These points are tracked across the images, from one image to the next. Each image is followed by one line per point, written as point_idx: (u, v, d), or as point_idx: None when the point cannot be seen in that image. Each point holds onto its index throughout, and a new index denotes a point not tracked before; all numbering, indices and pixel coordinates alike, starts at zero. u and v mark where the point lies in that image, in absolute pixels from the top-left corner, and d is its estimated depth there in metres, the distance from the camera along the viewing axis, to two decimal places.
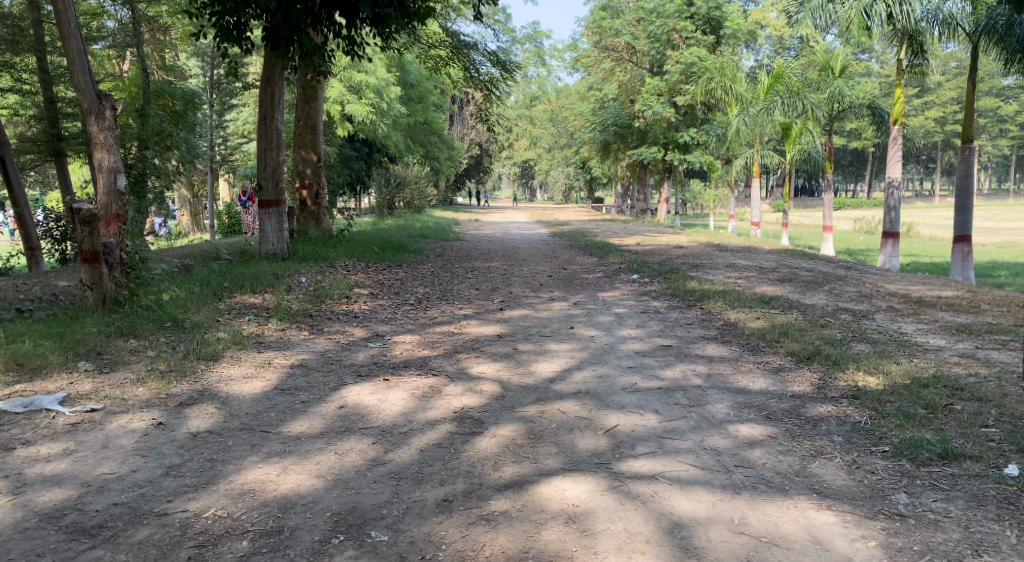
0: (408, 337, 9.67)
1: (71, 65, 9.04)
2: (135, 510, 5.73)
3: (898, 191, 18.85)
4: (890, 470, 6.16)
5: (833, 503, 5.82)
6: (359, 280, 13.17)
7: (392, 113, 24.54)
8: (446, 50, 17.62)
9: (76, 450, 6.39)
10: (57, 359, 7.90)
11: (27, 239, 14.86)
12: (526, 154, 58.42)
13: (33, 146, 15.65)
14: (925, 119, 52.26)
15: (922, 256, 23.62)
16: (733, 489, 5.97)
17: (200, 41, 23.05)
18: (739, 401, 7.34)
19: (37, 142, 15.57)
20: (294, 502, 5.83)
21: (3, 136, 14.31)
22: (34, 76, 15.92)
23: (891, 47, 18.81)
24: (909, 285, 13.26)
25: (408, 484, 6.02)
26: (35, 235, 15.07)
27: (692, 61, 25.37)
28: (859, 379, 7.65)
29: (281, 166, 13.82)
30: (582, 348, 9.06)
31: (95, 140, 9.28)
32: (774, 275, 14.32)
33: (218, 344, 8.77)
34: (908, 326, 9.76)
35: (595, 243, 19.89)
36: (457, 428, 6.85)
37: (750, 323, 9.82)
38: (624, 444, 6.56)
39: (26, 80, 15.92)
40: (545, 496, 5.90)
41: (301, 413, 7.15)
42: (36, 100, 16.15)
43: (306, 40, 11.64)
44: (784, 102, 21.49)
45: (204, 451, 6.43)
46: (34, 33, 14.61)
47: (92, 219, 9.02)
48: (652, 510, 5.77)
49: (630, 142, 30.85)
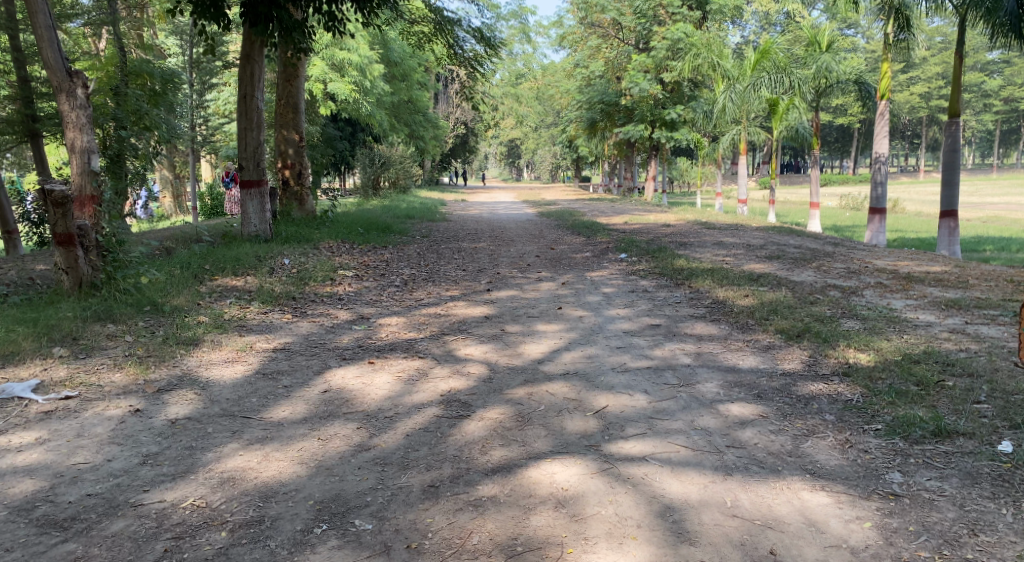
0: (394, 319, 9.51)
1: (39, 39, 8.76)
2: (109, 501, 5.56)
3: (885, 165, 18.66)
4: (883, 449, 6.06)
5: (827, 484, 5.72)
6: (343, 262, 12.97)
7: (375, 90, 24.22)
8: (429, 26, 17.38)
9: (49, 439, 6.21)
10: (29, 345, 7.70)
11: (3, 222, 14.71)
12: (512, 133, 58.18)
13: (8, 127, 15.29)
14: (911, 94, 52.15)
15: (909, 232, 23.61)
16: (725, 470, 5.86)
17: (178, 17, 22.70)
18: (729, 380, 7.22)
19: (12, 123, 15.22)
20: (275, 490, 5.68)
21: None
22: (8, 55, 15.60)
23: (878, 22, 18.63)
24: (897, 260, 13.19)
25: (393, 471, 5.88)
26: (10, 218, 14.93)
27: (678, 37, 25.71)
28: (851, 355, 7.54)
29: (261, 146, 13.55)
30: (571, 328, 8.92)
31: (67, 119, 9.05)
32: (762, 252, 14.23)
33: (198, 328, 8.59)
34: (897, 301, 9.67)
35: (582, 222, 19.78)
36: (443, 411, 6.71)
37: (739, 301, 9.72)
38: (614, 426, 6.43)
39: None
40: (534, 480, 5.78)
41: (284, 398, 7.00)
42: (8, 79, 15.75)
43: (286, 16, 11.44)
44: (770, 78, 21.33)
45: (183, 438, 6.27)
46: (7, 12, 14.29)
47: (65, 201, 8.83)
48: (642, 492, 5.65)
49: (616, 120, 30.78)
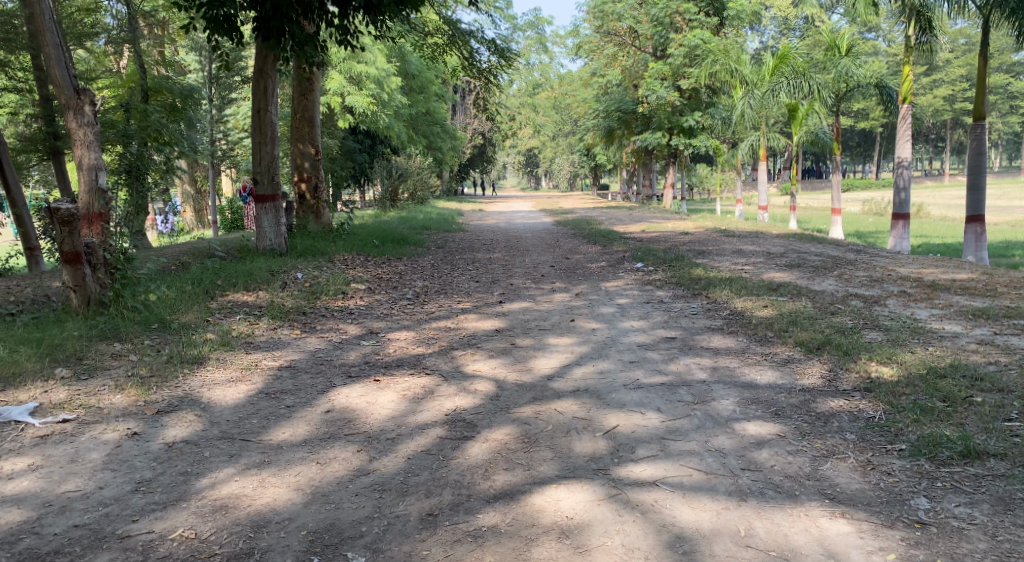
0: (404, 334, 9.30)
1: (47, 57, 8.65)
2: (96, 533, 5.39)
3: (907, 170, 18.25)
4: (907, 471, 5.76)
5: (847, 510, 5.43)
6: (356, 274, 12.80)
7: (393, 103, 24.13)
8: (444, 38, 17.23)
9: (42, 466, 6.06)
10: (32, 366, 7.57)
11: (26, 238, 14.68)
12: (530, 142, 58.04)
13: (32, 145, 15.42)
14: (935, 97, 51.26)
15: (934, 237, 23.17)
16: (739, 495, 5.59)
17: (197, 33, 22.79)
18: (746, 397, 6.93)
19: (35, 142, 15.34)
20: (268, 519, 5.48)
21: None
22: (31, 75, 15.72)
23: (899, 24, 18.27)
24: (922, 267, 12.82)
25: (391, 497, 5.66)
26: (33, 234, 14.85)
27: (695, 43, 25.31)
28: (873, 369, 7.24)
29: (276, 160, 13.44)
30: (583, 342, 8.67)
31: (75, 137, 8.94)
32: (782, 261, 13.88)
33: (204, 346, 8.42)
34: (922, 311, 9.34)
35: (600, 231, 19.54)
36: (448, 432, 6.48)
37: (758, 312, 9.43)
38: (623, 447, 6.17)
39: (23, 79, 15.76)
40: (538, 507, 5.54)
41: (285, 419, 6.80)
42: (31, 96, 15.84)
43: (298, 30, 11.32)
44: (789, 83, 20.87)
45: (179, 464, 6.08)
46: (27, 31, 14.33)
47: (72, 218, 8.66)
48: (652, 521, 5.40)
49: (633, 128, 30.61)
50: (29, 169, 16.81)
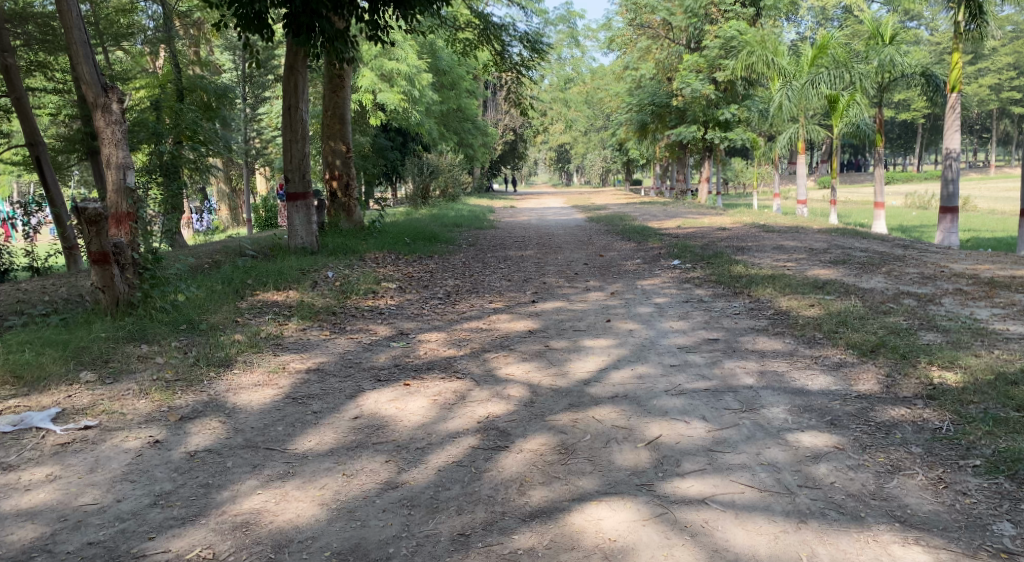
0: (434, 335, 8.96)
1: (75, 55, 8.42)
2: (110, 551, 5.13)
3: (955, 161, 17.58)
4: (985, 491, 5.31)
5: (921, 536, 5.01)
6: (386, 273, 12.48)
7: (423, 99, 23.82)
8: (475, 32, 16.84)
9: (60, 476, 5.81)
10: (56, 370, 7.34)
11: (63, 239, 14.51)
12: (561, 138, 57.61)
13: (70, 145, 15.36)
14: (981, 86, 49.83)
15: (983, 231, 22.36)
16: (798, 517, 5.18)
17: (228, 33, 22.65)
18: (798, 404, 6.50)
19: (73, 142, 15.27)
20: (290, 538, 5.18)
21: (38, 135, 13.84)
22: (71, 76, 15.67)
23: (947, 12, 17.59)
24: (976, 263, 12.21)
25: (421, 515, 5.33)
26: (71, 235, 14.66)
27: (732, 35, 24.60)
28: (936, 375, 6.76)
29: (307, 157, 13.19)
30: (621, 344, 8.27)
31: (103, 136, 8.70)
32: (827, 257, 13.34)
33: (232, 347, 8.15)
34: (982, 311, 8.81)
35: (634, 227, 19.13)
36: (480, 442, 6.13)
37: (805, 311, 8.97)
38: (668, 460, 5.77)
39: (63, 81, 15.74)
40: (578, 527, 5.18)
41: (311, 426, 6.49)
42: (71, 98, 15.83)
43: (328, 26, 11.01)
44: (830, 73, 20.24)
45: (199, 475, 5.80)
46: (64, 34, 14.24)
47: (99, 219, 8.39)
48: (703, 545, 5.01)
49: (668, 122, 30.05)
50: (69, 169, 16.78)
